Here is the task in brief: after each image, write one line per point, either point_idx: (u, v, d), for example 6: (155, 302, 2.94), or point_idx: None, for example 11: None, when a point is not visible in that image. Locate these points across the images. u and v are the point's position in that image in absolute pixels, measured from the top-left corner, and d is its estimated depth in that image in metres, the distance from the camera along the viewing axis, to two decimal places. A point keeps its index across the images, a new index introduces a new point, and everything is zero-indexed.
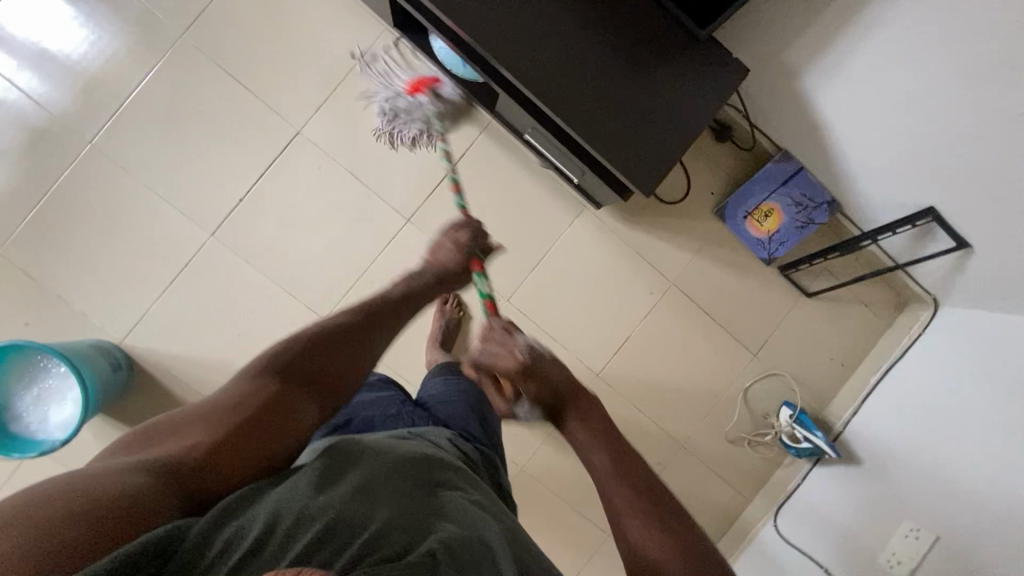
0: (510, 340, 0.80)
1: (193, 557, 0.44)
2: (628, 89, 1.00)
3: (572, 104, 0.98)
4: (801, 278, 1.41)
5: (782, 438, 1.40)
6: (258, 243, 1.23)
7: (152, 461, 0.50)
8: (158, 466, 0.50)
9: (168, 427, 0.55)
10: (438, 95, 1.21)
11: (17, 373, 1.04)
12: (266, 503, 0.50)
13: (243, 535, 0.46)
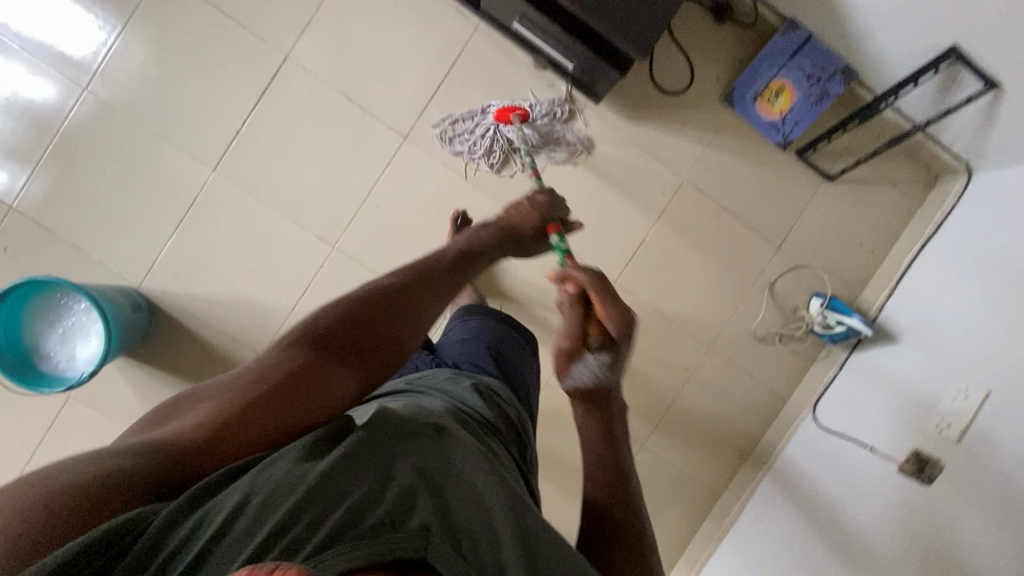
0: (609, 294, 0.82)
1: (156, 542, 0.44)
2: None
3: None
4: (821, 161, 1.34)
5: (814, 328, 1.33)
6: (260, 174, 1.23)
7: (166, 436, 0.51)
8: (166, 445, 0.50)
9: (189, 400, 0.56)
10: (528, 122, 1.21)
11: (41, 313, 1.07)
12: (246, 475, 0.49)
13: (210, 515, 0.45)
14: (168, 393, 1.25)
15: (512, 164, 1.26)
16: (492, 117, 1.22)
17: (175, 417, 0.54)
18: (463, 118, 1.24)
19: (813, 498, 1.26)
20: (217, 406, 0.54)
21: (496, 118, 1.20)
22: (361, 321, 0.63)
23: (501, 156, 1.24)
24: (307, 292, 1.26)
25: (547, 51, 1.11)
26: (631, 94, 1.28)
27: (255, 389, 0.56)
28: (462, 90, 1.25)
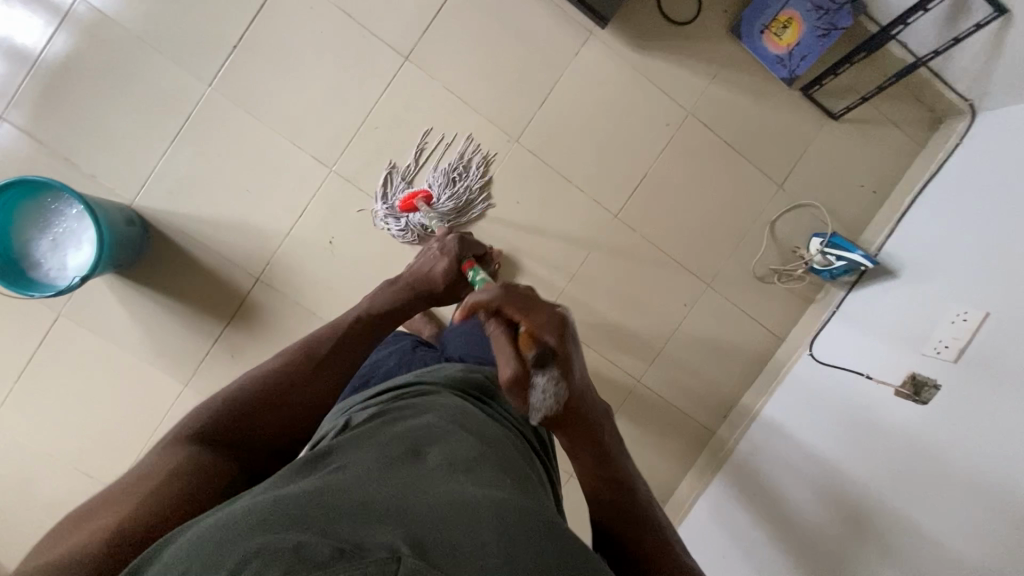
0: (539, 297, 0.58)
1: None
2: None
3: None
4: (825, 99, 1.33)
5: (812, 266, 1.33)
6: (257, 91, 1.20)
7: (68, 548, 0.52)
8: (82, 556, 0.51)
9: (99, 504, 0.57)
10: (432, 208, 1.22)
11: (31, 219, 1.04)
12: (206, 525, 0.45)
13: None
14: (161, 313, 1.24)
15: (473, 209, 1.28)
16: (397, 209, 1.22)
17: (83, 526, 0.55)
18: (388, 189, 1.24)
19: (807, 430, 1.24)
20: (123, 509, 0.55)
21: (402, 207, 1.19)
22: (268, 391, 0.69)
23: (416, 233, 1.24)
24: (303, 216, 1.24)
25: None
26: (637, 21, 1.26)
27: (169, 493, 0.58)
28: (465, 12, 1.22)
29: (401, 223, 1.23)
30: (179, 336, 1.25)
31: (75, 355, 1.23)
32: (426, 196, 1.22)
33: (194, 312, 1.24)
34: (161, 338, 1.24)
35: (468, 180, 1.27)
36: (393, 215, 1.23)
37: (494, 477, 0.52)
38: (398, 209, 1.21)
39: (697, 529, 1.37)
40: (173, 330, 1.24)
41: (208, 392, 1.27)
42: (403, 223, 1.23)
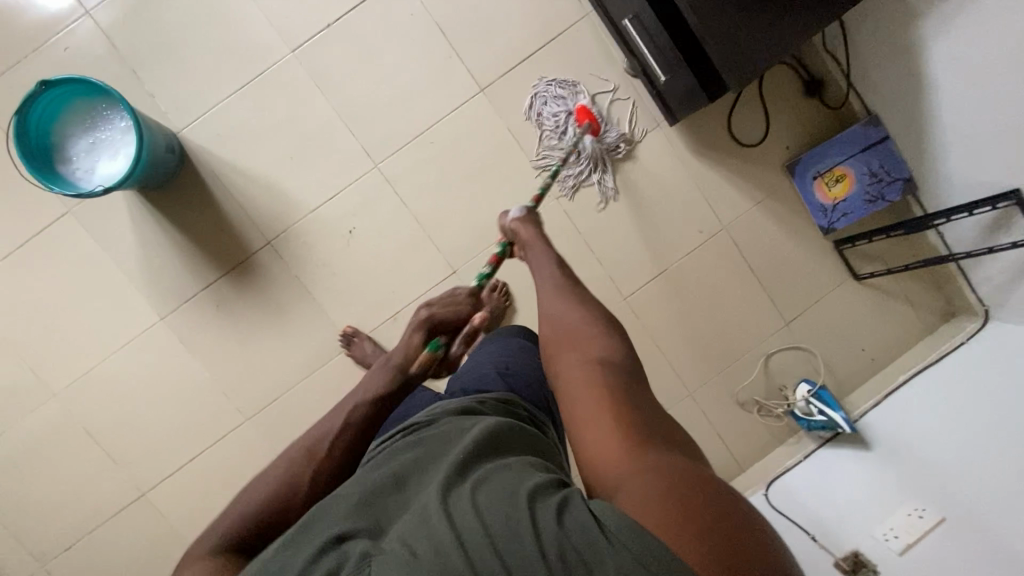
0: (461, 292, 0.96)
1: None
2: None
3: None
4: (853, 259, 1.37)
5: (794, 410, 1.35)
6: (334, 71, 1.23)
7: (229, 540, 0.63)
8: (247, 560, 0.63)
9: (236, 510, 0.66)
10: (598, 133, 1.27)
11: (79, 117, 1.05)
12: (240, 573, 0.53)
13: None
14: (166, 242, 1.23)
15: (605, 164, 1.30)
16: (573, 108, 1.26)
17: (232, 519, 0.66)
18: (552, 104, 1.26)
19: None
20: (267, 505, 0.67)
21: (577, 114, 1.24)
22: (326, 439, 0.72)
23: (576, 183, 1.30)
24: (334, 199, 1.25)
25: (645, 57, 1.12)
26: (704, 130, 1.30)
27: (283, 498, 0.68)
28: (549, 67, 1.27)
29: (567, 115, 1.26)
30: (175, 269, 1.24)
31: (66, 254, 1.22)
32: (598, 129, 1.25)
33: (198, 253, 1.24)
34: (156, 266, 1.24)
35: (603, 150, 1.29)
36: (575, 97, 1.27)
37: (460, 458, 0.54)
38: (574, 113, 1.26)
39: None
40: (171, 262, 1.24)
41: (181, 332, 1.26)
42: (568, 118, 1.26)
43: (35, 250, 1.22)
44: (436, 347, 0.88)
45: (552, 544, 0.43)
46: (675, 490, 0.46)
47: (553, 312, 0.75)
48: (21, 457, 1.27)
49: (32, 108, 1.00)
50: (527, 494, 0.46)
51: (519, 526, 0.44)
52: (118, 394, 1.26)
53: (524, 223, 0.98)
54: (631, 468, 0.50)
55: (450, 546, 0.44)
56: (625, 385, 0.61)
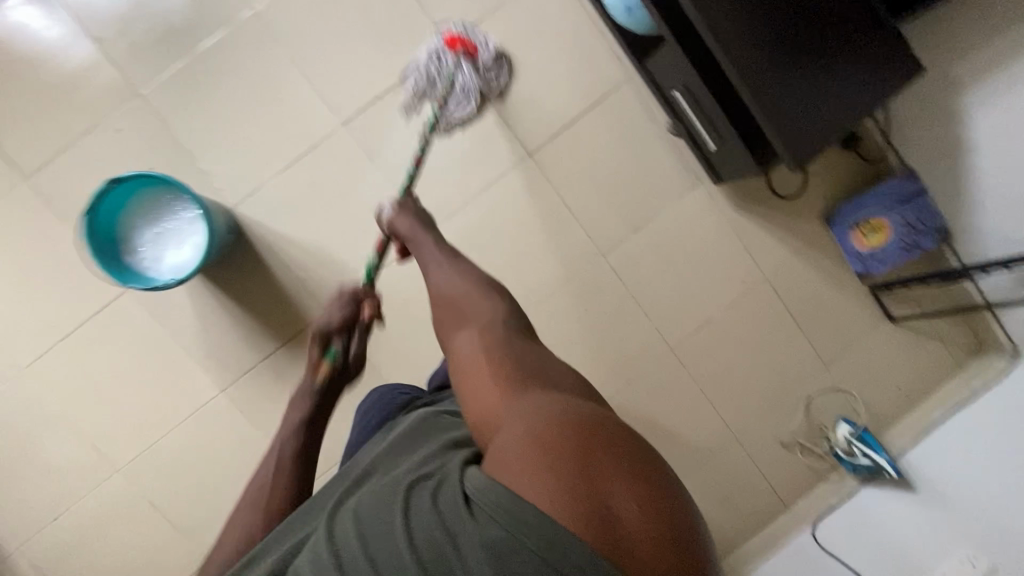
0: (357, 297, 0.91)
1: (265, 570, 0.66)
2: (817, 53, 0.98)
3: (767, 49, 0.95)
4: (888, 302, 1.42)
5: (836, 451, 1.40)
6: (386, 142, 1.25)
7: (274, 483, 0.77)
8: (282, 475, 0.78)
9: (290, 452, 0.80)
10: (473, 62, 1.23)
11: (144, 209, 1.06)
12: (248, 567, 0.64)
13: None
14: (225, 316, 1.25)
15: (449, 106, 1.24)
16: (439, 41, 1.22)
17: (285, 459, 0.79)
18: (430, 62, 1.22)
19: None
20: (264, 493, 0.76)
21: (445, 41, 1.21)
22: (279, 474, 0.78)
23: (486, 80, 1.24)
24: (391, 266, 1.28)
25: (698, 126, 1.15)
26: (745, 186, 1.34)
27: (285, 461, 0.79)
28: (593, 130, 1.29)
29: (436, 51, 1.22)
30: (234, 343, 1.26)
31: (125, 332, 1.23)
32: (471, 49, 1.22)
33: (257, 326, 1.26)
34: (215, 340, 1.25)
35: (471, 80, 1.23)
36: (409, 76, 1.23)
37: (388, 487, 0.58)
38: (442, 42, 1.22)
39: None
40: (230, 335, 1.25)
41: (241, 403, 1.27)
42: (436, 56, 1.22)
43: (93, 330, 1.23)
44: (333, 356, 0.87)
45: (415, 524, 0.51)
46: (535, 433, 0.53)
47: (451, 283, 0.81)
48: (84, 533, 1.27)
49: (99, 205, 1.01)
50: (403, 493, 0.55)
51: (391, 521, 0.52)
52: (178, 467, 1.27)
53: (400, 216, 0.94)
54: (507, 426, 0.57)
55: (337, 554, 0.52)
56: (509, 356, 0.67)
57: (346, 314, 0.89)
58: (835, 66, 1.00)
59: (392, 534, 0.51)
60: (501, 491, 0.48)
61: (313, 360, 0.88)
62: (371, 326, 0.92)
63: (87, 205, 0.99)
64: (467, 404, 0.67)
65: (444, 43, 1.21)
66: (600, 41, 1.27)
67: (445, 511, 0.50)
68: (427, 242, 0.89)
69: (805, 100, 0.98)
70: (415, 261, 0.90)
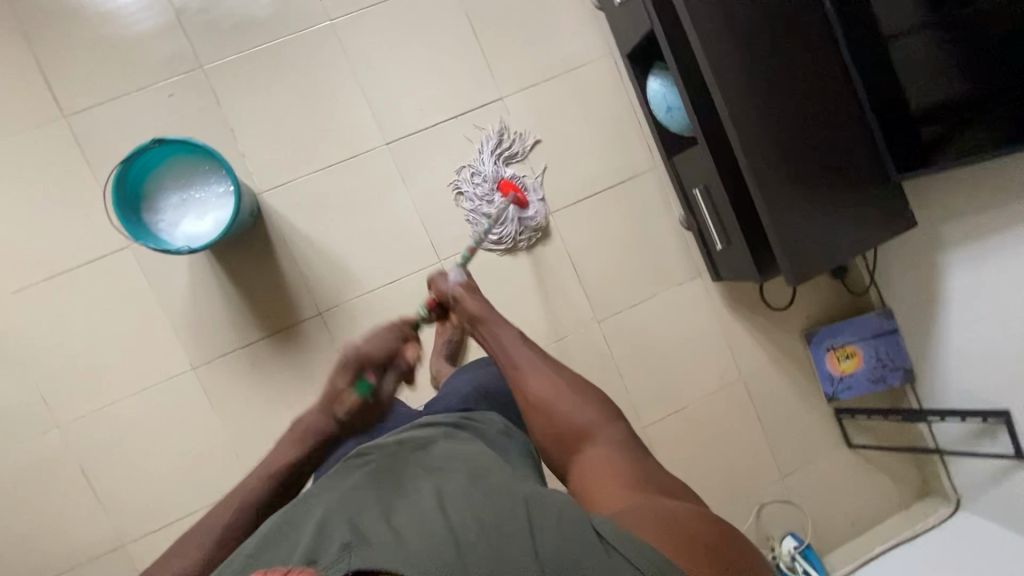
0: (395, 351, 0.92)
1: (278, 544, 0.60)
2: (826, 189, 1.09)
3: (768, 158, 1.05)
4: (849, 428, 1.49)
5: (779, 565, 1.41)
6: (420, 170, 1.31)
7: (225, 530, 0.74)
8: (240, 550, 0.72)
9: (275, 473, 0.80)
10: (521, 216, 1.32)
11: (177, 173, 1.07)
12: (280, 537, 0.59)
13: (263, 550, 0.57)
14: (219, 294, 1.24)
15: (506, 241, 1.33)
16: (495, 186, 1.29)
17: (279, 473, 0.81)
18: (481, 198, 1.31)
19: None
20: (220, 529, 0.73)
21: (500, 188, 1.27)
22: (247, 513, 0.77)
23: (511, 242, 1.33)
24: (394, 284, 1.30)
25: (709, 225, 1.25)
26: (739, 289, 1.43)
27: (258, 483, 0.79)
28: (613, 205, 1.38)
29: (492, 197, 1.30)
30: (220, 322, 1.24)
31: (112, 287, 1.21)
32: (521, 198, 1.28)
33: (247, 311, 1.25)
34: (202, 316, 1.24)
35: (513, 224, 1.32)
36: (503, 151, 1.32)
37: (470, 487, 0.61)
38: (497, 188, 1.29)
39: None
40: (218, 314, 1.24)
41: (209, 385, 1.24)
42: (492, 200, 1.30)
43: (79, 278, 1.20)
44: (366, 390, 0.86)
45: (540, 534, 0.53)
46: (669, 519, 0.58)
47: (543, 393, 0.82)
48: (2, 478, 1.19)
49: (137, 159, 1.03)
50: (518, 500, 0.58)
51: (514, 524, 0.54)
52: (124, 437, 1.22)
53: (467, 292, 1.01)
54: (631, 510, 0.61)
55: (454, 534, 0.53)
56: (625, 455, 0.74)
57: (386, 348, 0.91)
58: (840, 203, 1.10)
59: (514, 534, 0.53)
60: (637, 542, 0.53)
61: (337, 390, 0.86)
62: (404, 378, 0.93)
63: (124, 157, 1.00)
64: (581, 496, 0.71)
65: (500, 188, 1.27)
66: (637, 129, 1.38)
67: (573, 530, 0.54)
68: (504, 325, 0.94)
69: (808, 226, 1.08)
70: (494, 353, 0.92)
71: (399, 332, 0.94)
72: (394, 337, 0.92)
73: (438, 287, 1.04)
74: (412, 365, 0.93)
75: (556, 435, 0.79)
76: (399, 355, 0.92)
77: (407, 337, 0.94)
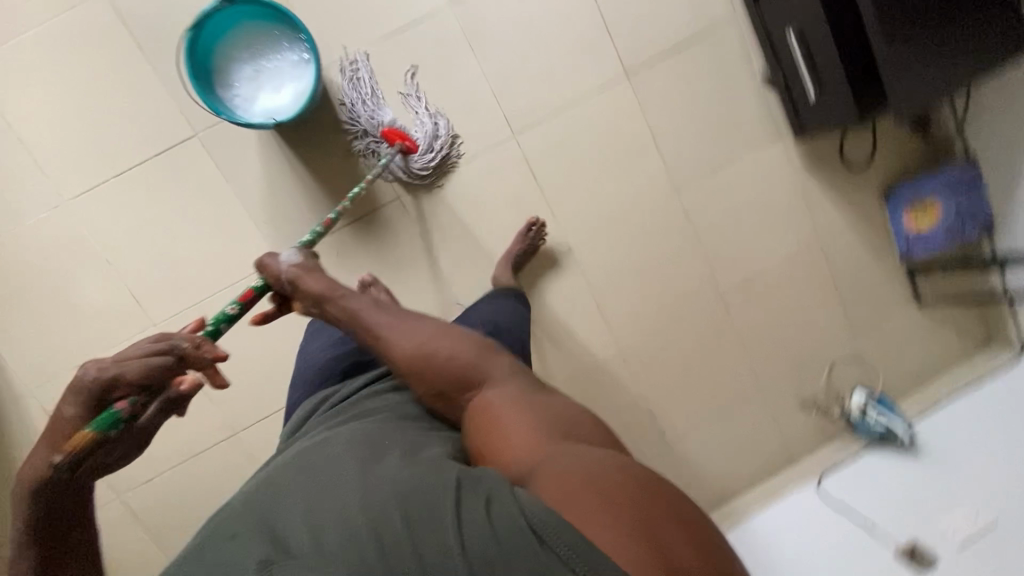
0: (169, 372, 0.68)
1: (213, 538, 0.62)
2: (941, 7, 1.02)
3: None
4: (920, 285, 1.50)
5: (850, 415, 1.47)
6: (486, 33, 1.22)
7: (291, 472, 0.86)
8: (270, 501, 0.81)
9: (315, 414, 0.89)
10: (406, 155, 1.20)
11: (248, 42, 0.99)
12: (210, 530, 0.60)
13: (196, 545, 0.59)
14: (293, 182, 1.19)
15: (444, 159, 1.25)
16: (379, 132, 1.18)
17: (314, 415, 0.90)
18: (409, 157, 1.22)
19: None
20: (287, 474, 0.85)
21: (384, 135, 1.17)
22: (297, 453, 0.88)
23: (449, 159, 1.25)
24: (469, 162, 1.26)
25: (802, 73, 1.19)
26: (817, 148, 1.39)
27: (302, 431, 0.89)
28: (689, 63, 1.30)
29: (377, 143, 1.19)
30: (297, 212, 1.21)
31: (184, 181, 1.16)
32: (410, 144, 1.19)
33: (324, 199, 1.21)
34: (280, 206, 1.20)
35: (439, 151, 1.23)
36: (389, 114, 1.20)
37: (405, 472, 0.61)
38: (381, 134, 1.18)
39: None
40: (295, 204, 1.20)
41: None
42: (378, 147, 1.20)
43: (149, 173, 1.15)
44: (106, 423, 0.63)
45: (466, 520, 0.52)
46: (578, 470, 0.56)
47: (414, 344, 0.79)
48: (105, 385, 1.20)
49: (207, 22, 0.94)
50: (449, 484, 0.57)
51: (439, 514, 0.53)
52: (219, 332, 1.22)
53: (305, 272, 0.90)
54: (550, 462, 0.59)
55: (374, 526, 0.54)
56: (523, 399, 0.72)
57: (149, 365, 0.66)
58: (954, 23, 1.03)
59: (440, 525, 0.52)
60: (555, 516, 0.49)
61: (70, 425, 0.64)
62: (173, 410, 0.69)
63: (196, 18, 0.92)
64: (484, 437, 0.70)
65: (385, 137, 1.17)
66: None
67: (501, 514, 0.51)
68: (354, 295, 0.86)
69: (917, 50, 1.02)
70: (344, 321, 0.85)
71: (167, 340, 0.69)
72: (155, 347, 0.68)
73: (270, 273, 0.90)
74: (188, 392, 0.69)
75: (439, 389, 0.77)
76: (177, 385, 0.69)
77: (184, 346, 0.69)
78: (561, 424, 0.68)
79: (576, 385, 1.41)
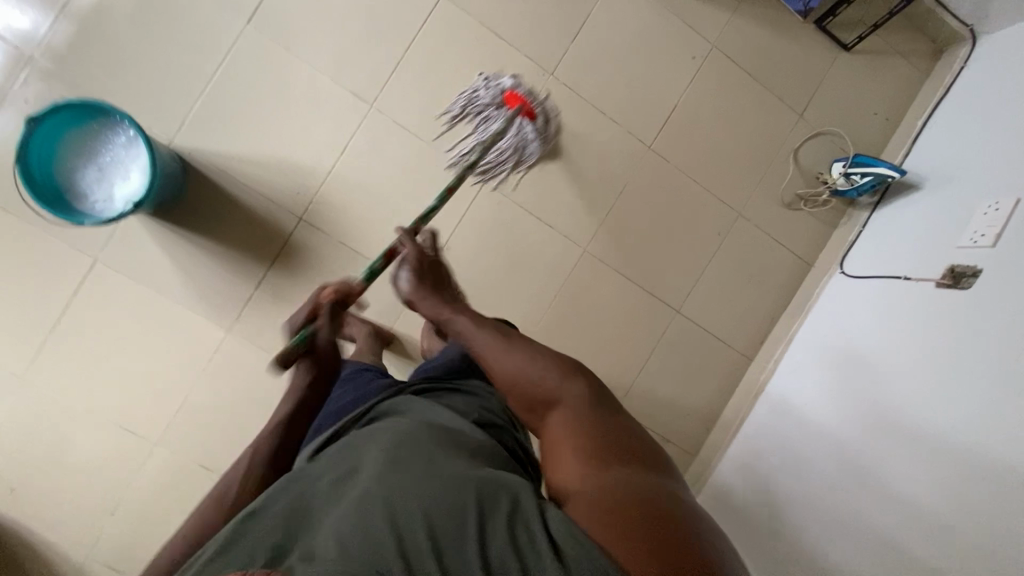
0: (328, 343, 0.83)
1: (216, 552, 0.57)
2: None
3: None
4: (837, 31, 1.41)
5: (837, 189, 1.39)
6: (296, 30, 1.21)
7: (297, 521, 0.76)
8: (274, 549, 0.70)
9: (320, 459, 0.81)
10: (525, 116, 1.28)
11: (76, 148, 1.01)
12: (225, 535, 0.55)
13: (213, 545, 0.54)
14: (203, 254, 1.21)
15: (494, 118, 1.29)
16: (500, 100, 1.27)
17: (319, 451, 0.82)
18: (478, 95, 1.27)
19: (847, 379, 1.21)
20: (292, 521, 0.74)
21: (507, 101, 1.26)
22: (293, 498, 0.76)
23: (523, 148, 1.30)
24: (347, 152, 1.25)
25: None
26: None
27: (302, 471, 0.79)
28: None
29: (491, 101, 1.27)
30: (222, 278, 1.22)
31: (111, 304, 1.19)
32: (530, 111, 1.27)
33: (238, 254, 1.22)
34: (207, 280, 1.21)
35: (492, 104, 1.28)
36: (512, 77, 1.28)
37: (438, 476, 0.55)
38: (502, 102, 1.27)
39: (748, 470, 1.31)
40: (217, 272, 1.21)
41: (252, 335, 1.24)
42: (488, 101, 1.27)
43: (78, 313, 1.18)
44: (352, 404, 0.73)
45: (492, 545, 0.49)
46: (621, 506, 0.53)
47: (512, 365, 0.71)
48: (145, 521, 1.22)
49: (28, 150, 0.96)
50: (475, 501, 0.52)
51: (465, 532, 0.49)
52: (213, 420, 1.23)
53: (421, 293, 0.80)
54: (599, 489, 0.56)
55: (401, 538, 0.48)
56: (594, 414, 0.67)
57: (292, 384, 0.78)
58: None
59: (464, 548, 0.49)
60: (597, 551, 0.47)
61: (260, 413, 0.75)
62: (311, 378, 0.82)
63: (15, 155, 0.94)
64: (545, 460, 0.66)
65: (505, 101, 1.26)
66: None
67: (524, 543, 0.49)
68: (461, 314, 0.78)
69: None
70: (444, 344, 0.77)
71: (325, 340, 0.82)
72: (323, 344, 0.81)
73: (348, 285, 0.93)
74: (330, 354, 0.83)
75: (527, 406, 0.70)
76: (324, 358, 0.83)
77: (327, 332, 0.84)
78: (631, 444, 0.64)
79: (563, 296, 1.36)
